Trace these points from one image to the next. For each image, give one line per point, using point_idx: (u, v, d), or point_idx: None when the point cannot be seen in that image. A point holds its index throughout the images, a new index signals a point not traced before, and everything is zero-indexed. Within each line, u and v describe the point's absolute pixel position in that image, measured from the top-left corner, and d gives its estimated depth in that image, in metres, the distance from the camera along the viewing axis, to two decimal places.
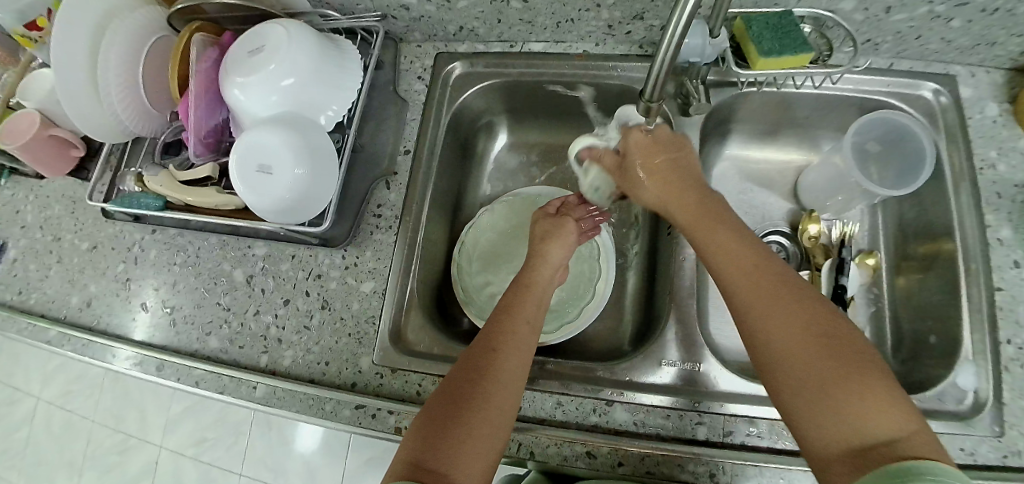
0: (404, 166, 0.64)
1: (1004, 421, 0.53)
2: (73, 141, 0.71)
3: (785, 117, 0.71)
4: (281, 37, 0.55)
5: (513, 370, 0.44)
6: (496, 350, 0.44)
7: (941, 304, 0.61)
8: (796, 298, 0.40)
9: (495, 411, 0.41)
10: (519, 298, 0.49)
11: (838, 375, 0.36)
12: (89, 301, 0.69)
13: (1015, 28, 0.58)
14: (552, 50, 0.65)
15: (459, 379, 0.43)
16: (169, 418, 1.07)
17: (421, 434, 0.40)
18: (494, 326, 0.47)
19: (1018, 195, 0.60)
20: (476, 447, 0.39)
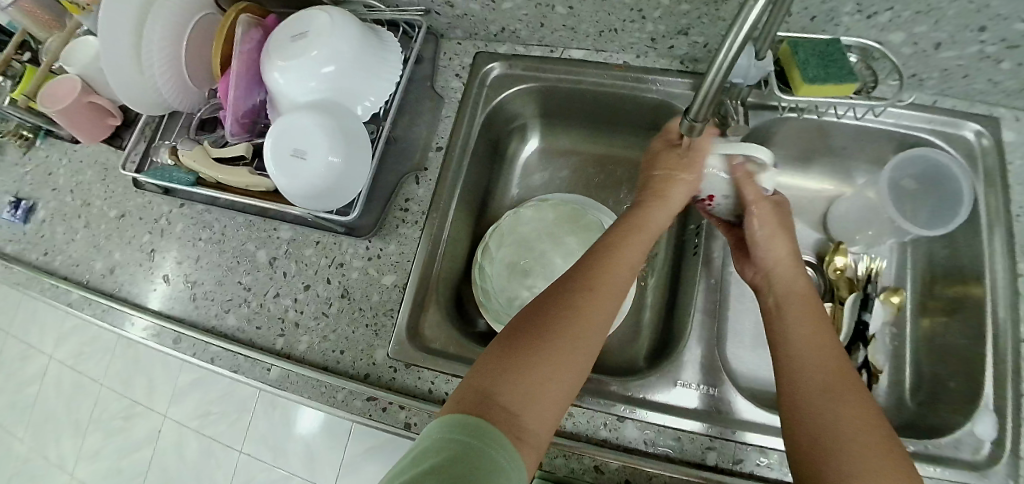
0: (435, 162, 0.64)
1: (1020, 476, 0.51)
2: (111, 110, 0.72)
3: (821, 145, 0.70)
4: (325, 25, 0.55)
5: (599, 319, 0.43)
6: (585, 295, 0.44)
7: (966, 350, 0.60)
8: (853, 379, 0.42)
9: (573, 359, 0.41)
10: (615, 247, 0.48)
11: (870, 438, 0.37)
12: (112, 268, 0.70)
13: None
14: (592, 58, 0.65)
15: (546, 316, 0.43)
16: (176, 388, 1.08)
17: (497, 364, 0.40)
18: (588, 271, 0.46)
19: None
20: (545, 397, 0.39)
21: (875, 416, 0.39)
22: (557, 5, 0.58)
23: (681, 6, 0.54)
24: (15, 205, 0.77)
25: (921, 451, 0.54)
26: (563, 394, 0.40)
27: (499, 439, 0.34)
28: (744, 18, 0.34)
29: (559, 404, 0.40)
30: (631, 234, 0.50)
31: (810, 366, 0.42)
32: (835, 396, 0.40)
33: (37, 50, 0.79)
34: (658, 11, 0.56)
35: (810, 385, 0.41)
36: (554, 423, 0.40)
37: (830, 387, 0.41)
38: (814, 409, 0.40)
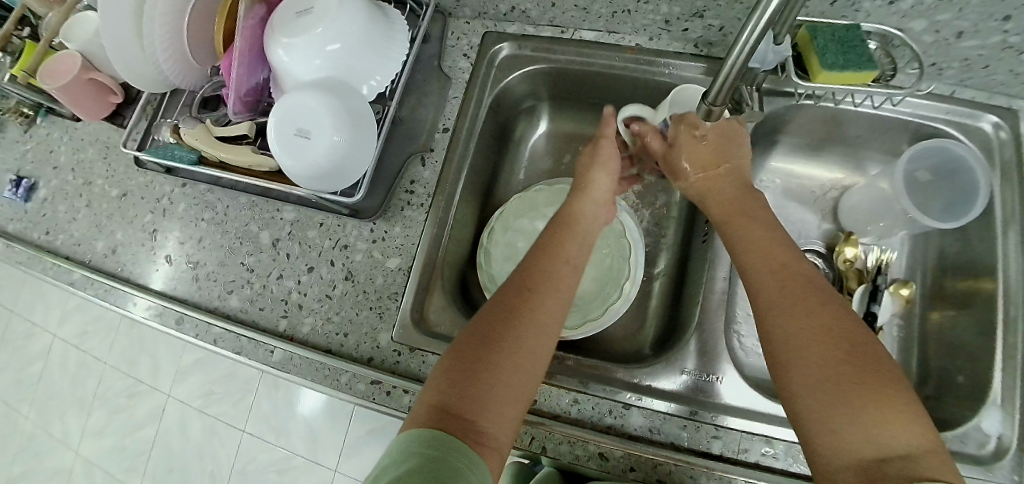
0: (441, 145, 0.63)
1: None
2: (112, 87, 0.70)
3: (835, 134, 0.68)
4: (331, 0, 0.54)
5: (548, 314, 0.43)
6: (531, 293, 0.44)
7: (974, 344, 0.59)
8: (822, 311, 0.39)
9: (528, 356, 0.41)
10: (559, 244, 0.48)
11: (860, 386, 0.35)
12: (115, 248, 0.69)
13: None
14: (604, 40, 0.63)
15: (494, 320, 0.42)
16: (179, 368, 1.09)
17: (449, 375, 0.40)
18: (532, 268, 0.46)
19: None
20: (502, 401, 0.39)
21: (850, 341, 0.38)
22: None
23: None
24: (17, 183, 0.77)
25: None
26: (522, 391, 0.40)
27: (461, 453, 0.35)
28: (765, 6, 0.35)
29: (519, 400, 0.40)
30: (578, 230, 0.50)
31: (772, 293, 0.42)
32: (812, 344, 0.38)
33: (37, 24, 0.77)
34: None
35: (787, 343, 0.39)
36: (516, 423, 0.40)
37: (804, 334, 0.39)
38: (795, 371, 0.38)
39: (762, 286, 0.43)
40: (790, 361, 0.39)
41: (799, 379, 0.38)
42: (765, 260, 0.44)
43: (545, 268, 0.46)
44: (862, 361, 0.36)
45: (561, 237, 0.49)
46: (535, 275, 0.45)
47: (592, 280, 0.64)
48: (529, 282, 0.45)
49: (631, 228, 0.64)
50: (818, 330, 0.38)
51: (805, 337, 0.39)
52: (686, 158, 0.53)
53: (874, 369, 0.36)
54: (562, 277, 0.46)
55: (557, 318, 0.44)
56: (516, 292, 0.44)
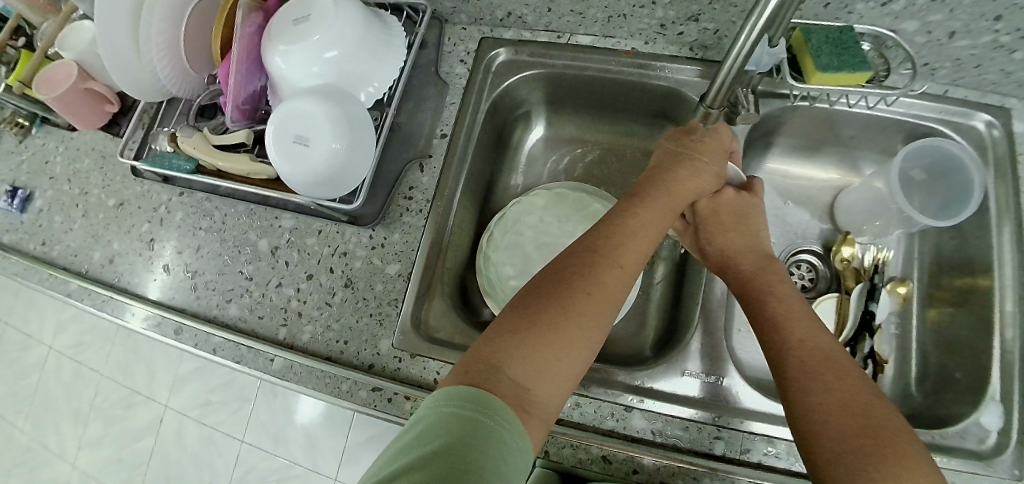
0: (440, 150, 0.63)
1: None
2: (108, 97, 0.70)
3: (830, 134, 0.69)
4: (329, 7, 0.54)
5: (612, 289, 0.42)
6: (603, 267, 0.43)
7: (972, 341, 0.60)
8: (839, 378, 0.39)
9: (585, 331, 0.40)
10: (628, 220, 0.47)
11: (883, 457, 0.34)
12: (112, 258, 0.69)
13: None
14: (599, 44, 0.64)
15: (560, 286, 0.41)
16: (176, 378, 1.08)
17: (509, 334, 0.38)
18: (604, 238, 0.45)
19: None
20: (557, 373, 0.38)
21: (877, 414, 0.37)
22: None
23: None
24: (12, 193, 0.76)
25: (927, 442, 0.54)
26: (573, 368, 0.39)
27: (507, 413, 0.33)
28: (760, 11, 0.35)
29: (569, 377, 0.39)
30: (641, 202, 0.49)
31: (796, 362, 0.42)
32: (833, 414, 0.38)
33: (31, 34, 0.77)
34: None
35: (806, 411, 0.39)
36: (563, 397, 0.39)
37: (825, 403, 0.38)
38: (817, 438, 0.37)
39: (785, 351, 0.43)
40: (810, 424, 0.38)
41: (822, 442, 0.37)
42: (781, 314, 0.46)
43: (615, 239, 0.45)
44: (881, 432, 0.36)
45: (633, 212, 0.48)
46: (603, 246, 0.44)
47: None
48: (596, 253, 0.44)
49: None
50: (838, 396, 0.38)
51: (829, 405, 0.38)
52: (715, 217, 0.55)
53: (893, 439, 0.35)
54: (629, 250, 0.45)
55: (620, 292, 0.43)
56: (585, 261, 0.43)
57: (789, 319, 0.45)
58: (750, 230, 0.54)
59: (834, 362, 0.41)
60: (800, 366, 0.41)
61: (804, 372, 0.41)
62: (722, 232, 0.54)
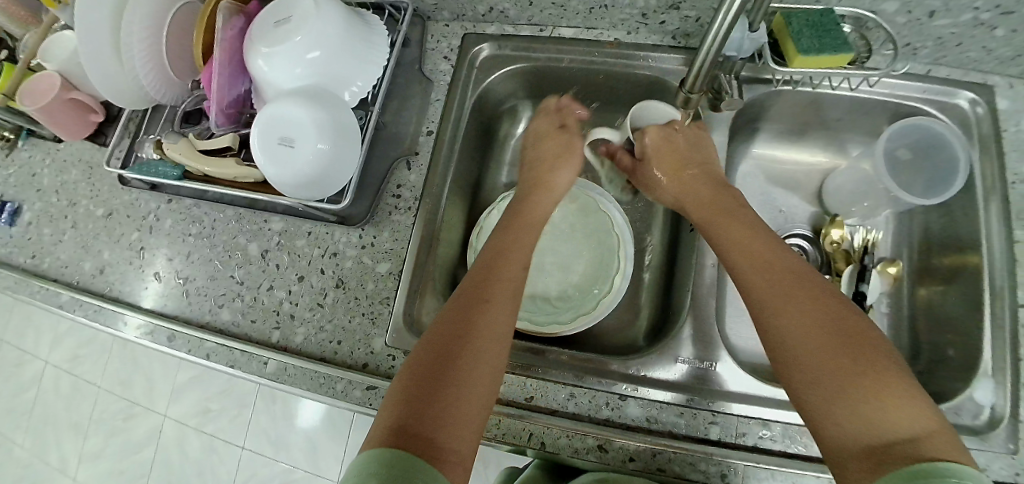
0: (426, 147, 0.63)
1: (1019, 439, 0.52)
2: (93, 106, 0.70)
3: (815, 118, 0.69)
4: (309, 9, 0.54)
5: (497, 330, 0.44)
6: (480, 311, 0.45)
7: (963, 318, 0.60)
8: (811, 297, 0.41)
9: (480, 372, 0.41)
10: (502, 265, 0.49)
11: (860, 366, 0.37)
12: (103, 268, 0.69)
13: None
14: (582, 36, 0.64)
15: (443, 338, 0.43)
16: (174, 387, 1.08)
17: (406, 398, 0.39)
18: (476, 287, 0.47)
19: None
20: (459, 415, 0.39)
21: (849, 326, 0.39)
22: None
23: None
24: None
25: None
26: (477, 410, 0.40)
27: (423, 470, 0.34)
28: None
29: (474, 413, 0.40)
30: (517, 248, 0.51)
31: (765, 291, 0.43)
32: (808, 330, 0.40)
33: (13, 47, 0.77)
34: None
35: (783, 330, 0.41)
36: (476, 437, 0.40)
37: (804, 320, 0.40)
38: (793, 359, 0.40)
39: (755, 284, 0.44)
40: (785, 344, 0.40)
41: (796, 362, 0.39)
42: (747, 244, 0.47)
43: (490, 286, 0.47)
44: (858, 342, 0.38)
45: (504, 257, 0.50)
46: (479, 293, 0.46)
47: (584, 274, 0.64)
48: (473, 300, 0.46)
49: (619, 222, 0.64)
50: (811, 314, 0.40)
51: (804, 320, 0.40)
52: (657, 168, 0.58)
53: (866, 347, 0.38)
54: (505, 296, 0.47)
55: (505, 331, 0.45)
56: (462, 310, 0.45)
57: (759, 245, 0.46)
58: (707, 163, 0.56)
59: (812, 287, 0.42)
60: (775, 289, 0.43)
61: (778, 294, 0.43)
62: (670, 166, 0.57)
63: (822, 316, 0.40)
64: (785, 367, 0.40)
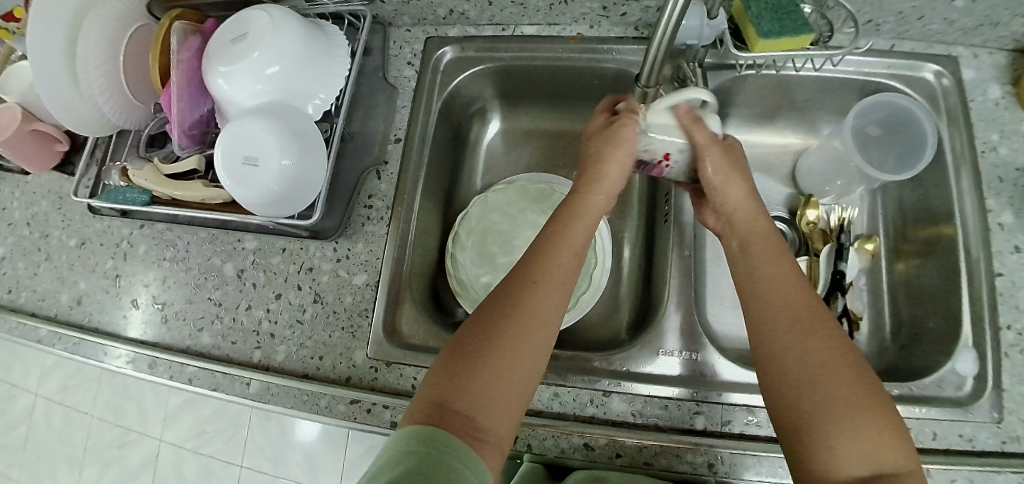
0: (395, 156, 0.63)
1: (1003, 407, 0.53)
2: (58, 136, 0.68)
3: (785, 100, 0.69)
4: (266, 25, 0.54)
5: (543, 316, 0.42)
6: (535, 301, 0.43)
7: (941, 290, 0.60)
8: (823, 328, 0.42)
9: (524, 354, 0.40)
10: (556, 250, 0.46)
11: (865, 406, 0.38)
12: (79, 299, 0.67)
13: (1019, 7, 0.57)
14: (545, 33, 0.64)
15: (490, 320, 0.42)
16: (168, 411, 1.07)
17: (448, 375, 0.39)
18: (528, 273, 0.44)
19: (1020, 179, 0.60)
20: (502, 397, 0.39)
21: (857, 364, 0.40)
22: None
23: None
24: None
25: (906, 394, 0.55)
26: (520, 398, 0.40)
27: (457, 444, 0.34)
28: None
29: (516, 400, 0.40)
30: (569, 227, 0.48)
31: (782, 311, 0.43)
32: (820, 358, 0.40)
33: None
34: None
35: (799, 347, 0.41)
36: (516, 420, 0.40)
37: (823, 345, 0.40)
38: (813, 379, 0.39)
39: (777, 301, 0.44)
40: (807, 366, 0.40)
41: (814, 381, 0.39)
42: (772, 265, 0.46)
43: (539, 266, 0.45)
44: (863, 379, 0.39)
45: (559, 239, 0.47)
46: (530, 275, 0.44)
47: None
48: (523, 281, 0.44)
49: None
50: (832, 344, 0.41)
51: (824, 353, 0.40)
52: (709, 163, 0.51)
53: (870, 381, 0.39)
54: (556, 277, 0.45)
55: (555, 314, 0.43)
56: (512, 291, 0.43)
57: (783, 272, 0.46)
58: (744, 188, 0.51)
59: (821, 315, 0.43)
60: (792, 316, 0.43)
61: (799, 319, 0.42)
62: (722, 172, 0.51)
63: (837, 347, 0.40)
64: (789, 381, 0.40)
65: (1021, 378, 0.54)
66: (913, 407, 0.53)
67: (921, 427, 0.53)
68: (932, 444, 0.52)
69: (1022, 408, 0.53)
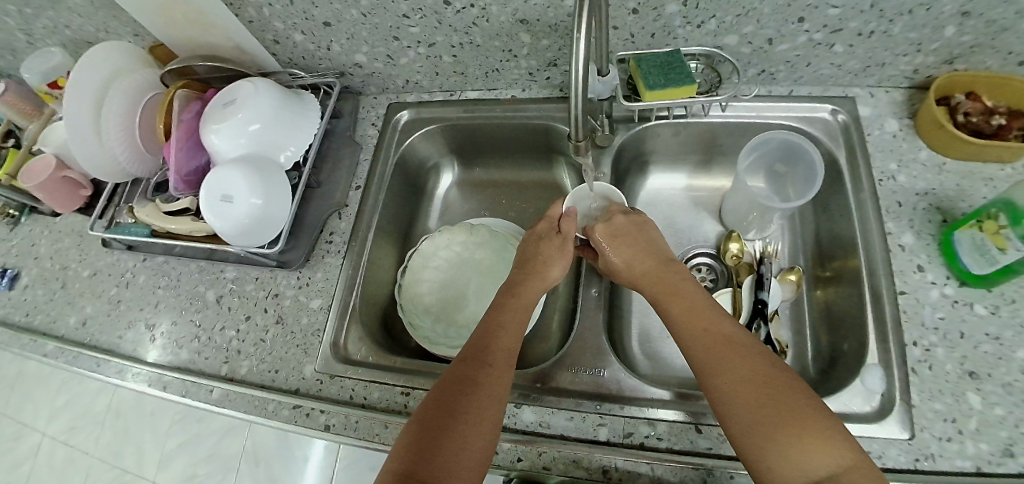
0: (355, 200, 0.76)
1: (914, 424, 0.53)
2: (82, 182, 0.81)
3: (704, 143, 0.77)
4: (250, 92, 0.67)
5: (494, 378, 0.50)
6: (486, 366, 0.51)
7: (852, 313, 0.63)
8: (747, 353, 0.46)
9: (474, 415, 0.47)
10: (499, 328, 0.55)
11: (788, 420, 0.41)
12: (84, 321, 0.77)
13: (898, 48, 0.62)
14: (486, 96, 0.78)
15: (447, 393, 0.49)
16: (164, 454, 1.16)
17: (412, 450, 0.45)
18: (475, 351, 0.52)
19: (919, 202, 0.63)
20: (464, 454, 0.45)
21: (777, 376, 0.44)
22: (444, 56, 0.72)
23: (542, 43, 0.66)
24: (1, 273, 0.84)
25: None
26: (479, 451, 0.46)
27: None
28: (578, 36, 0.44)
29: (477, 454, 0.46)
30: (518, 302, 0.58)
31: (701, 353, 0.48)
32: (743, 388, 0.44)
33: (19, 135, 0.89)
34: (525, 49, 0.68)
35: (722, 384, 0.45)
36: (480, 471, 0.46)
37: (737, 378, 0.45)
38: (731, 415, 0.44)
39: (695, 344, 0.49)
40: (722, 404, 0.45)
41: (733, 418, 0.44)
42: (684, 310, 0.52)
43: (491, 338, 0.53)
44: (780, 390, 0.43)
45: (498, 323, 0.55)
46: (479, 348, 0.52)
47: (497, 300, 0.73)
48: (474, 355, 0.52)
49: None
50: (749, 373, 0.45)
51: (740, 382, 0.44)
52: (624, 239, 0.61)
53: (795, 395, 0.43)
54: (503, 347, 0.53)
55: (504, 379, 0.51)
56: (464, 365, 0.51)
57: (699, 311, 0.51)
58: (651, 242, 0.60)
59: (735, 346, 0.47)
60: (708, 354, 0.47)
61: (714, 357, 0.47)
62: (623, 241, 0.61)
63: (752, 369, 0.45)
64: (728, 419, 0.44)
65: (930, 394, 0.54)
66: None
67: None
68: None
69: (933, 425, 0.53)
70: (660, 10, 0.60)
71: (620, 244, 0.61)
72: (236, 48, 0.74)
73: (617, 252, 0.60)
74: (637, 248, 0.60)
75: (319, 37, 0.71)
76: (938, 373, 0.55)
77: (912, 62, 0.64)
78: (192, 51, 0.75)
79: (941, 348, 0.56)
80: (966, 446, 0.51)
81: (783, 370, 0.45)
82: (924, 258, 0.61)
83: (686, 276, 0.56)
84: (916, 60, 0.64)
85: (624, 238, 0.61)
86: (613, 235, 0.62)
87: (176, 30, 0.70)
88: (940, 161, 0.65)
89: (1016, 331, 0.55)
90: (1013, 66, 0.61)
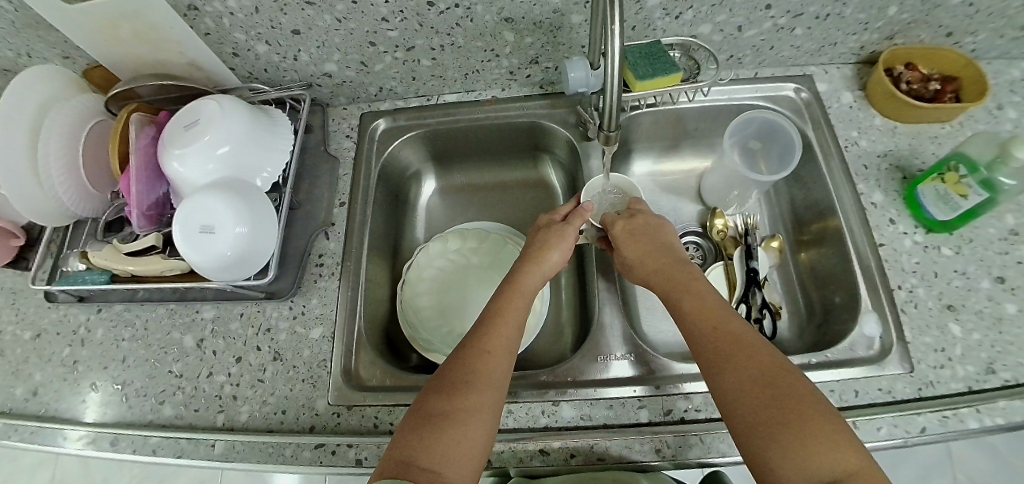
0: (341, 218, 0.71)
1: (911, 357, 0.58)
2: (14, 230, 0.71)
3: (680, 129, 0.81)
4: (214, 112, 0.60)
5: (495, 367, 0.49)
6: (485, 351, 0.50)
7: (837, 269, 0.69)
8: (759, 351, 0.47)
9: (474, 408, 0.46)
10: (499, 313, 0.54)
11: (792, 415, 0.42)
12: (35, 390, 0.66)
13: (848, 28, 0.68)
14: (465, 98, 0.77)
15: (452, 379, 0.48)
16: None
17: (413, 435, 0.44)
18: (478, 335, 0.51)
19: (882, 163, 0.70)
20: (458, 451, 0.43)
21: (785, 375, 0.45)
22: (422, 60, 0.70)
23: (526, 40, 0.66)
24: None
25: (825, 360, 0.60)
26: (474, 447, 0.44)
27: None
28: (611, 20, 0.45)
29: (470, 449, 0.44)
30: (518, 285, 0.57)
31: (709, 341, 0.49)
32: (748, 381, 0.45)
33: None
34: (507, 49, 0.68)
35: (730, 373, 0.46)
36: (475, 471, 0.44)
37: (742, 370, 0.46)
38: (731, 402, 0.45)
39: (705, 333, 0.50)
40: (724, 392, 0.46)
41: (737, 411, 0.44)
42: (697, 304, 0.53)
43: (493, 322, 0.52)
44: (787, 389, 0.43)
45: (501, 309, 0.54)
46: (483, 334, 0.51)
47: None
48: (480, 340, 0.51)
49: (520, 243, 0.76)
50: (753, 367, 0.45)
51: (747, 375, 0.45)
52: (639, 236, 0.62)
53: (803, 396, 0.43)
54: (507, 333, 0.52)
55: (505, 367, 0.50)
56: (472, 350, 0.50)
57: (711, 305, 0.52)
58: (665, 242, 0.61)
59: (746, 342, 0.48)
60: (716, 345, 0.49)
61: (722, 347, 0.48)
62: (637, 237, 0.62)
63: (761, 365, 0.45)
64: (731, 408, 0.45)
65: (921, 329, 0.60)
66: (833, 372, 0.58)
67: (843, 388, 0.57)
68: (855, 401, 0.57)
69: (928, 356, 0.58)
70: (642, 4, 0.62)
71: (634, 240, 0.62)
72: (189, 64, 0.67)
73: (631, 248, 0.61)
74: (648, 248, 0.61)
75: (284, 47, 0.66)
76: (922, 310, 0.61)
77: (861, 39, 0.71)
78: (135, 70, 0.67)
79: (922, 287, 0.62)
80: (957, 370, 0.57)
81: (795, 374, 0.45)
82: (894, 212, 0.67)
83: (700, 278, 0.56)
84: (862, 38, 0.71)
85: (640, 235, 0.62)
86: (629, 231, 0.62)
87: (122, 48, 0.63)
88: (892, 125, 0.72)
89: (979, 266, 0.63)
90: (942, 38, 0.70)
